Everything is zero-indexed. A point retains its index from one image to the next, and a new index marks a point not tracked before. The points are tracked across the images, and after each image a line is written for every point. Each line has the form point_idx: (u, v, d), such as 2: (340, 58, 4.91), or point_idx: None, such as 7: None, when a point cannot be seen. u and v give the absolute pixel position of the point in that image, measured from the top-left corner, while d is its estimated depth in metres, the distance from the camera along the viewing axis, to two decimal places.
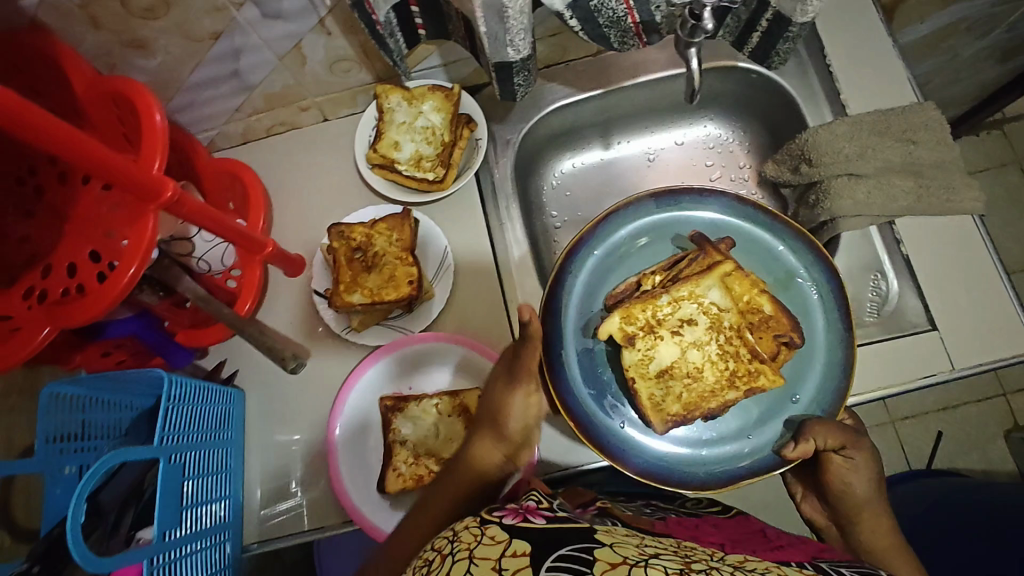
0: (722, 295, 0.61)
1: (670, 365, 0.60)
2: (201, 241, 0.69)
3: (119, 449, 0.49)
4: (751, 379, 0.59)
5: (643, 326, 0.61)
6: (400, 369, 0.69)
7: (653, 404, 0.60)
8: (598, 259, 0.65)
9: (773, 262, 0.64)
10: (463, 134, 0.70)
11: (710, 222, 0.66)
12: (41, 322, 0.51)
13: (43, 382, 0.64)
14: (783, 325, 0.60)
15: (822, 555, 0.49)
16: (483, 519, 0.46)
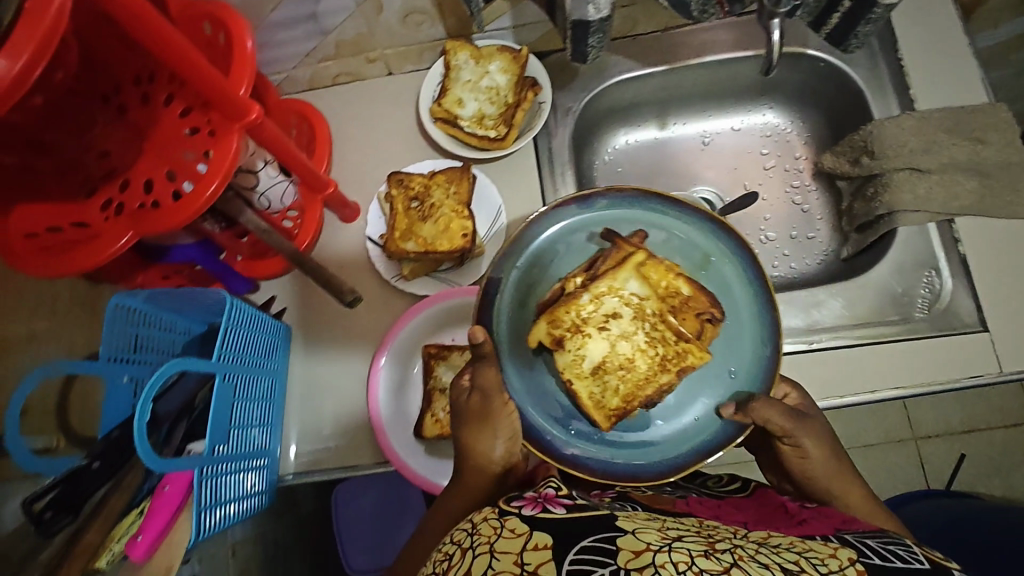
0: (640, 285, 0.52)
1: (602, 361, 0.52)
2: (267, 177, 0.65)
3: (180, 358, 0.51)
4: (682, 361, 0.51)
5: (571, 327, 0.52)
6: (444, 322, 0.70)
7: (593, 401, 0.52)
8: (522, 273, 0.54)
9: (687, 246, 0.54)
10: (527, 97, 0.71)
11: (618, 214, 0.54)
12: (122, 229, 0.51)
13: (104, 299, 0.67)
14: (704, 301, 0.52)
15: (846, 527, 0.47)
16: (503, 509, 0.44)
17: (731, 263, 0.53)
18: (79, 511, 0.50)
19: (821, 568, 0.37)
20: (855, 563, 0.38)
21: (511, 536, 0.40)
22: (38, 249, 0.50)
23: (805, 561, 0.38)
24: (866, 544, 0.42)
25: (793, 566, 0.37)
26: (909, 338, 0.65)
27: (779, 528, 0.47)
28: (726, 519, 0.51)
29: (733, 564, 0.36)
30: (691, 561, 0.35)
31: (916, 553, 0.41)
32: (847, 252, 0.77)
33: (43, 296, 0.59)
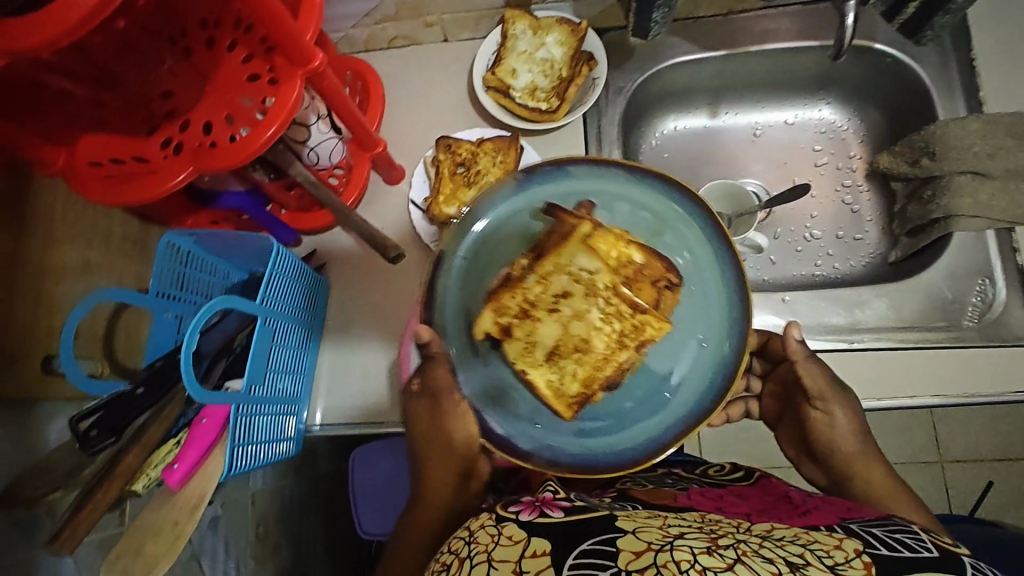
0: (589, 258, 0.51)
1: (556, 344, 0.51)
2: (318, 132, 0.65)
3: (229, 296, 0.52)
4: (640, 334, 0.50)
5: (519, 312, 0.51)
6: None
7: (554, 390, 0.51)
8: (465, 261, 0.53)
9: (638, 213, 0.53)
10: (582, 71, 0.70)
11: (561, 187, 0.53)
12: (183, 165, 0.52)
13: (154, 239, 0.69)
14: (658, 267, 0.51)
15: (850, 515, 0.49)
16: (499, 516, 0.46)
17: (688, 226, 0.52)
18: (121, 435, 0.52)
19: (826, 560, 0.39)
20: (861, 554, 0.40)
21: (509, 543, 0.42)
22: (100, 177, 0.52)
23: (810, 553, 0.40)
24: (873, 532, 0.44)
25: (798, 560, 0.39)
26: (957, 346, 0.64)
27: (784, 520, 0.49)
28: (731, 511, 0.53)
29: (737, 560, 0.38)
30: (694, 558, 0.37)
31: (924, 539, 0.43)
32: (895, 256, 0.75)
33: (99, 229, 0.62)
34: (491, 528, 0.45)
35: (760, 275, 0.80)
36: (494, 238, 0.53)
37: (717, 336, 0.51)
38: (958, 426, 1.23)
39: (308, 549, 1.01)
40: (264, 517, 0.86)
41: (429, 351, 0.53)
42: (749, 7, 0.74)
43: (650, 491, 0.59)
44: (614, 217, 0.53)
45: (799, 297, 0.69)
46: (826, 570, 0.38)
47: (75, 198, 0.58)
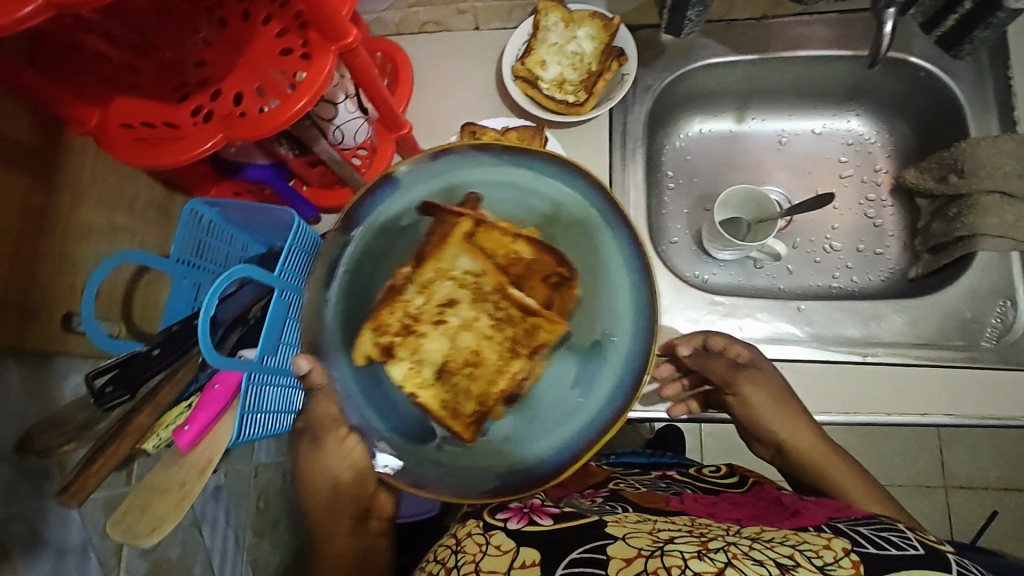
0: (472, 259, 0.56)
1: (444, 359, 0.56)
2: (345, 111, 0.65)
3: (248, 264, 0.53)
4: (534, 336, 0.56)
5: (400, 329, 0.55)
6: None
7: (450, 410, 0.55)
8: (351, 272, 0.54)
9: (527, 200, 0.56)
10: (611, 67, 0.70)
11: (439, 182, 0.55)
12: (212, 132, 0.52)
13: (176, 207, 0.70)
14: (549, 262, 0.56)
15: (839, 514, 0.49)
16: (487, 523, 0.50)
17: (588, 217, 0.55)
18: (136, 393, 0.52)
19: (816, 561, 0.40)
20: (850, 553, 0.41)
21: (497, 553, 0.45)
22: (132, 138, 0.52)
23: (799, 555, 0.40)
24: (861, 532, 0.44)
25: (788, 561, 0.39)
26: (971, 367, 0.64)
27: (774, 523, 0.49)
28: (721, 516, 0.53)
29: (727, 563, 0.38)
30: (684, 564, 0.38)
31: (910, 538, 0.43)
32: (915, 272, 0.74)
33: (125, 193, 0.62)
34: (479, 537, 0.48)
35: (777, 283, 0.79)
36: (381, 248, 0.55)
37: (615, 336, 0.54)
38: (965, 452, 1.21)
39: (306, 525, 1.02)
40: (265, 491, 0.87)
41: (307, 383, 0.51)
42: (784, 13, 0.74)
43: (641, 492, 0.59)
44: (496, 208, 0.56)
45: (815, 306, 0.69)
46: (815, 571, 0.38)
47: (105, 160, 0.59)
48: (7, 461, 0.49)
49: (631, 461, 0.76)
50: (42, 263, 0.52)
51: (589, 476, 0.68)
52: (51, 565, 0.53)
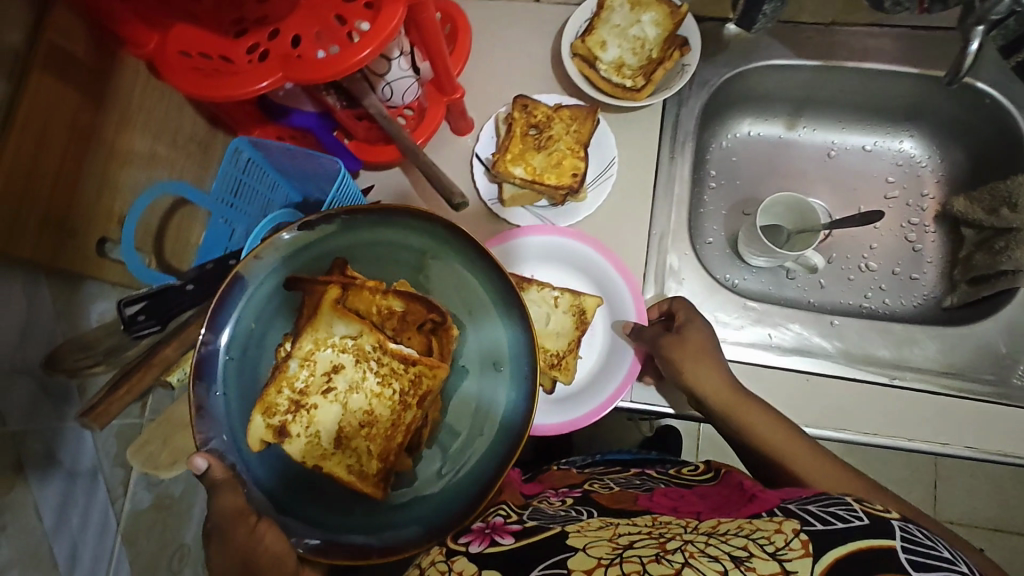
0: (347, 323, 0.49)
1: (341, 422, 0.50)
2: (398, 68, 0.64)
3: (282, 212, 0.59)
4: (418, 388, 0.48)
5: (290, 406, 0.48)
6: (525, 256, 0.69)
7: (356, 471, 0.48)
8: (230, 394, 0.47)
9: (391, 254, 0.50)
10: (672, 56, 0.68)
11: (300, 257, 0.48)
12: (270, 72, 0.50)
13: (215, 145, 0.69)
14: (419, 310, 0.48)
15: (790, 496, 0.47)
16: (450, 550, 0.46)
17: (450, 251, 0.49)
18: (165, 325, 0.52)
19: (768, 547, 0.38)
20: (799, 533, 0.39)
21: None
22: (189, 67, 0.51)
23: (752, 545, 0.38)
24: (809, 511, 0.42)
25: (741, 552, 0.38)
26: (1001, 402, 0.63)
27: (731, 513, 0.46)
28: (686, 510, 0.51)
29: (684, 564, 0.37)
30: (642, 570, 0.37)
31: (855, 510, 0.42)
32: (951, 301, 0.73)
33: (169, 124, 0.61)
34: (442, 564, 0.45)
35: (807, 296, 0.78)
36: (254, 358, 0.48)
37: (499, 355, 0.50)
38: (961, 488, 1.20)
39: None
40: None
41: (211, 481, 0.44)
42: (854, 21, 0.72)
43: (612, 493, 0.57)
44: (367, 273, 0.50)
45: (849, 323, 0.68)
46: (767, 559, 0.37)
47: (153, 88, 0.58)
48: (32, 376, 0.49)
49: (617, 459, 0.75)
50: (84, 184, 0.51)
51: (567, 476, 0.67)
52: (63, 486, 0.53)
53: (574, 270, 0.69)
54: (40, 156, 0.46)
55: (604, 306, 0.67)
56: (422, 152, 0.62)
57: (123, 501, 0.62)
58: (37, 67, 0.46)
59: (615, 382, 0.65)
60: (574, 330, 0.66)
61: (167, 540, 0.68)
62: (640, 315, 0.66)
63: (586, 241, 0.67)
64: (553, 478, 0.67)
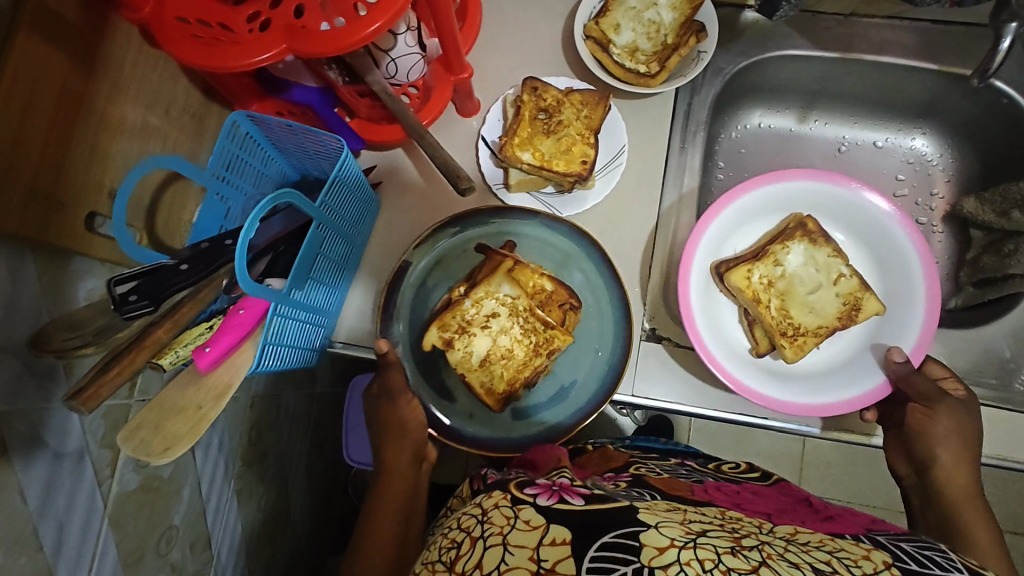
0: (512, 287, 0.64)
1: (486, 353, 0.63)
2: (403, 44, 0.63)
3: (292, 191, 0.49)
4: (551, 345, 0.63)
5: (458, 328, 0.63)
6: (839, 218, 0.68)
7: (485, 388, 0.64)
8: (413, 308, 0.67)
9: (549, 248, 0.67)
10: (688, 42, 0.66)
11: (488, 229, 0.67)
12: (274, 42, 0.48)
13: (210, 118, 0.66)
14: (564, 293, 0.64)
15: (876, 528, 0.49)
16: (515, 497, 0.46)
17: (590, 260, 0.66)
18: (158, 305, 0.49)
19: (855, 569, 0.39)
20: (890, 567, 0.40)
21: (526, 528, 0.42)
22: (186, 34, 0.48)
23: (836, 561, 0.40)
24: (902, 547, 0.43)
25: (825, 566, 0.39)
26: (1004, 407, 0.63)
27: (807, 523, 0.50)
28: (749, 508, 0.53)
29: (761, 563, 0.38)
30: (718, 558, 0.37)
31: (954, 559, 0.42)
32: (954, 303, 0.73)
33: (162, 94, 0.58)
34: (506, 510, 0.45)
35: None
36: (432, 287, 0.68)
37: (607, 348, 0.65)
38: None
39: (292, 462, 1.00)
40: (256, 423, 0.86)
41: (387, 360, 0.62)
42: (874, 13, 0.71)
43: (664, 479, 0.59)
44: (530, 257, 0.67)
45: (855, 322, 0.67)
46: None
47: (146, 56, 0.55)
48: (16, 355, 0.46)
49: (648, 447, 0.78)
50: (72, 156, 0.49)
51: (609, 462, 0.69)
52: (49, 467, 0.51)
53: (885, 267, 0.67)
54: (24, 122, 0.43)
55: (883, 317, 0.65)
56: (428, 132, 0.58)
57: (111, 483, 0.59)
58: (25, 27, 0.43)
59: (853, 391, 0.62)
60: (834, 319, 0.65)
61: (156, 521, 0.67)
62: (917, 354, 0.62)
63: (927, 276, 0.63)
64: (596, 461, 0.71)
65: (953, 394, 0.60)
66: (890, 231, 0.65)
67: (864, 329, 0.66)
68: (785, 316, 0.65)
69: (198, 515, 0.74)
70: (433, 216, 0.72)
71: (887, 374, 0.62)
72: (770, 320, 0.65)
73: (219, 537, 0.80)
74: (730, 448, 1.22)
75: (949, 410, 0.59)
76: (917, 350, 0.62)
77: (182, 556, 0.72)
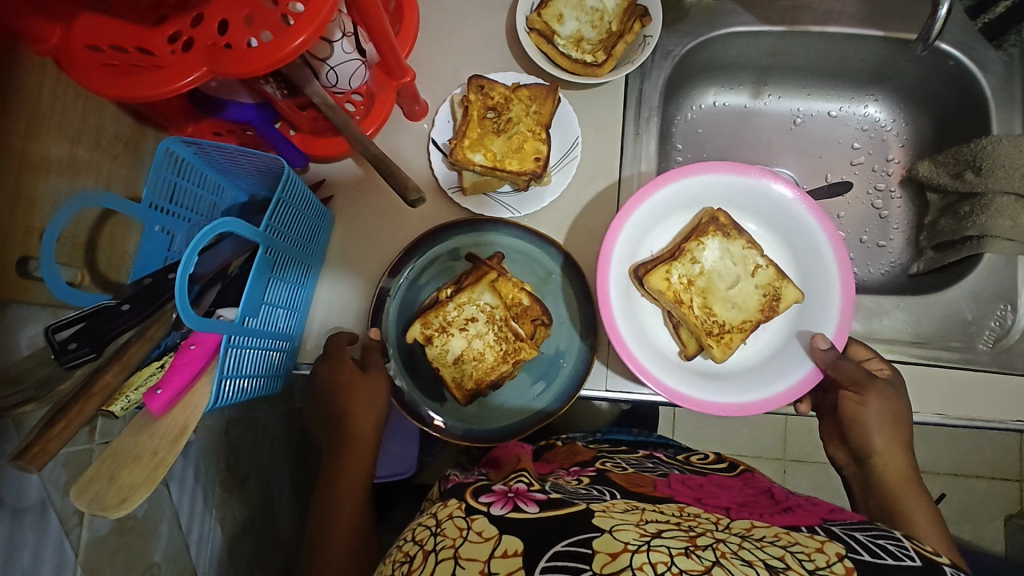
0: (492, 296, 0.64)
1: (461, 353, 0.63)
2: (341, 51, 0.62)
3: (234, 218, 0.47)
4: (519, 356, 0.63)
5: (439, 326, 0.63)
6: (746, 206, 0.66)
7: (455, 383, 0.64)
8: (399, 302, 0.66)
9: (534, 264, 0.67)
10: (633, 28, 0.65)
11: (479, 239, 0.66)
12: (195, 65, 0.45)
13: (145, 144, 0.63)
14: (537, 309, 0.64)
15: (833, 518, 0.50)
16: (470, 507, 0.46)
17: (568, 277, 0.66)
18: (101, 350, 0.47)
19: (807, 564, 0.40)
20: (843, 559, 0.41)
21: (479, 540, 0.42)
22: (100, 65, 0.45)
23: (789, 557, 0.40)
24: (857, 538, 0.45)
25: (777, 563, 0.39)
26: (968, 367, 0.64)
27: (766, 517, 0.51)
28: (710, 503, 0.53)
29: (715, 562, 0.38)
30: (671, 560, 0.37)
31: (906, 548, 0.44)
32: (917, 268, 0.74)
33: (90, 124, 0.55)
34: (460, 521, 0.44)
35: None
36: (424, 281, 0.67)
37: (574, 356, 0.65)
38: (924, 435, 1.23)
39: (276, 481, 0.99)
40: (234, 448, 0.85)
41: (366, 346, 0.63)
42: None
43: (627, 475, 0.59)
44: (515, 270, 0.67)
45: None
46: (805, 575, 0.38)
47: (66, 86, 0.52)
48: None
49: (619, 439, 0.79)
50: None
51: (576, 456, 0.69)
52: (7, 525, 0.49)
53: (796, 251, 0.66)
54: None
55: (803, 304, 0.65)
56: (374, 143, 0.56)
57: (81, 531, 0.57)
58: None
59: (786, 381, 0.62)
60: (756, 312, 0.65)
61: (135, 562, 0.65)
62: (842, 338, 0.62)
63: (841, 258, 0.63)
64: (562, 455, 0.71)
65: (879, 374, 0.62)
66: (799, 216, 0.64)
67: (785, 319, 0.66)
68: (708, 314, 0.64)
69: (180, 548, 0.72)
70: (384, 229, 0.70)
71: (816, 361, 0.62)
72: (694, 321, 0.63)
73: (205, 568, 0.79)
74: (710, 425, 1.24)
75: (885, 386, 0.60)
76: (841, 334, 0.62)
77: None
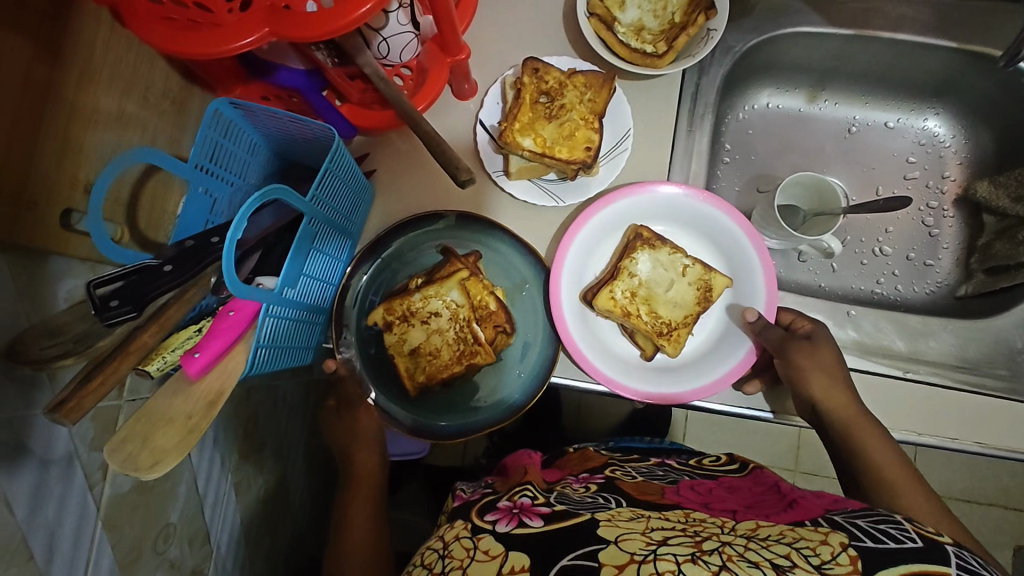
0: (459, 294, 0.63)
1: (419, 346, 0.63)
2: (395, 23, 0.57)
3: (284, 186, 0.46)
4: (474, 358, 0.63)
5: (401, 315, 0.63)
6: (669, 219, 0.67)
7: (408, 373, 0.64)
8: (367, 281, 0.64)
9: (512, 269, 0.66)
10: (697, 21, 0.62)
11: (454, 233, 0.65)
12: (256, 26, 0.43)
13: (190, 102, 0.62)
14: (502, 316, 0.63)
15: (836, 507, 0.49)
16: (476, 527, 0.47)
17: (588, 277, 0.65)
18: (143, 310, 0.46)
19: (812, 560, 0.38)
20: (846, 548, 0.39)
21: (485, 559, 0.42)
22: (158, 18, 0.44)
23: (796, 554, 0.39)
24: (858, 525, 0.43)
25: (784, 561, 0.38)
26: (1012, 398, 0.62)
27: (772, 516, 0.49)
28: (716, 508, 0.52)
29: (721, 567, 0.37)
30: (677, 569, 0.37)
31: (908, 530, 0.41)
32: (965, 291, 0.72)
33: (139, 78, 0.54)
34: (466, 540, 0.45)
35: (818, 279, 0.76)
36: (392, 266, 0.66)
37: (529, 368, 0.64)
38: (940, 458, 1.21)
39: (290, 451, 0.99)
40: (252, 416, 0.85)
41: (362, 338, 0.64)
42: None
43: (635, 483, 0.58)
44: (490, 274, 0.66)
45: (864, 313, 0.67)
46: (812, 572, 0.37)
47: (120, 38, 0.51)
48: None
49: (631, 447, 0.78)
50: (41, 154, 0.45)
51: (588, 462, 0.68)
52: (35, 476, 0.49)
53: (715, 246, 0.67)
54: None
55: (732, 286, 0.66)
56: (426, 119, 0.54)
57: (103, 486, 0.57)
58: None
59: (727, 364, 0.63)
60: (694, 305, 0.65)
61: (152, 521, 0.65)
62: (769, 308, 0.64)
63: (755, 242, 0.65)
64: (574, 462, 0.70)
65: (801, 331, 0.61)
66: (710, 214, 0.66)
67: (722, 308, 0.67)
68: (655, 319, 0.65)
69: (196, 510, 0.73)
70: (423, 206, 0.69)
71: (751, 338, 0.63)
72: (644, 326, 0.65)
73: (218, 531, 0.79)
74: (723, 431, 1.23)
75: None
76: (768, 306, 0.64)
77: (180, 553, 0.71)
